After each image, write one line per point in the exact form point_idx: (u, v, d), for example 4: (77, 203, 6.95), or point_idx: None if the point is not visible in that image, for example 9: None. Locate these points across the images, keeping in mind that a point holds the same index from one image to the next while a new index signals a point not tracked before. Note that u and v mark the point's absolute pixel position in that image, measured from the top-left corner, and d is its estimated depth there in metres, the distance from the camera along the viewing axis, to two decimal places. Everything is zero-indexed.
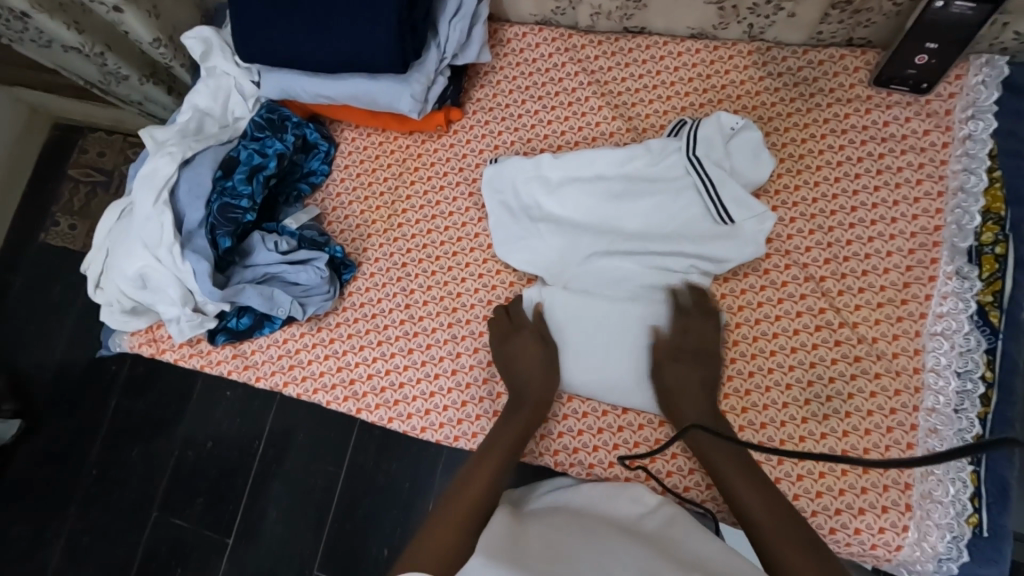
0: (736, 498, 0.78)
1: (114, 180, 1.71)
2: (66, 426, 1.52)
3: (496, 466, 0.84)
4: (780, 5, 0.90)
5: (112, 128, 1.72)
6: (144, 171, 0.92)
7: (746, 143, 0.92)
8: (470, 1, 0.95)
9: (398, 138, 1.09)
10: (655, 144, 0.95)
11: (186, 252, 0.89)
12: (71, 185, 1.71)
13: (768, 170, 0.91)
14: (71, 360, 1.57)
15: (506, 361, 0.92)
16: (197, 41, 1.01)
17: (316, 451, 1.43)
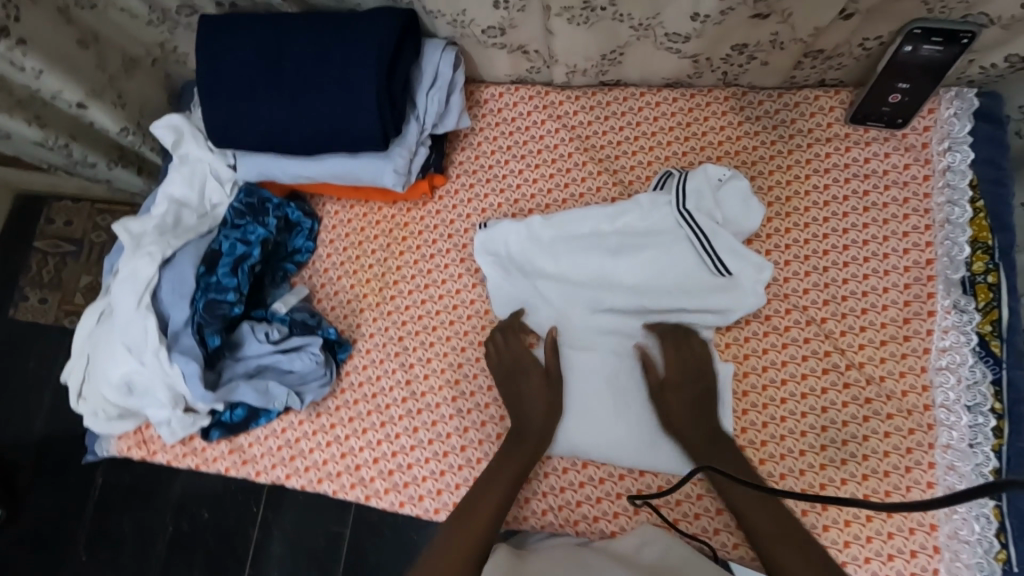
0: (768, 540, 0.78)
1: (84, 248, 1.63)
2: (47, 517, 1.43)
3: (498, 505, 0.83)
4: (753, 56, 0.90)
5: (77, 195, 1.64)
6: (123, 274, 0.89)
7: (735, 192, 0.92)
8: (445, 71, 0.94)
9: (381, 208, 1.07)
10: (643, 200, 0.94)
11: (174, 354, 0.86)
12: (38, 257, 1.63)
13: (759, 217, 0.92)
14: (47, 448, 1.48)
15: (513, 398, 0.91)
16: (167, 130, 0.98)
17: (318, 506, 1.38)
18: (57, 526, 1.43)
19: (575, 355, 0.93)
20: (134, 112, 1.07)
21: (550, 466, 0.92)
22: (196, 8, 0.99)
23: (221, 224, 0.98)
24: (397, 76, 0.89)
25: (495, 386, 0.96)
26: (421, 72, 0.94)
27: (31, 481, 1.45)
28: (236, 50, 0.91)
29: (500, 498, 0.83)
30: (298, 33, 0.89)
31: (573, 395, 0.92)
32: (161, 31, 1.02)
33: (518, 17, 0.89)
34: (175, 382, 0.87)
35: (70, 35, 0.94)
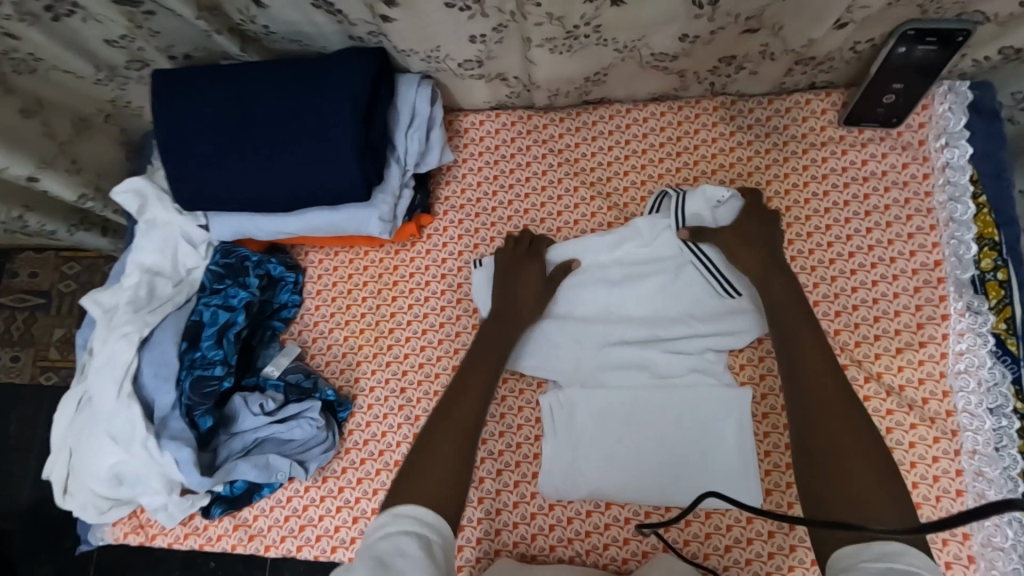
0: (796, 376, 0.72)
1: (54, 300, 1.49)
2: None
3: (486, 386, 0.80)
4: (741, 65, 0.88)
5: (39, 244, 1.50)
6: (100, 360, 0.84)
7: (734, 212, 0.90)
8: (423, 108, 0.89)
9: (368, 253, 1.02)
10: (642, 225, 0.92)
11: (164, 442, 0.80)
12: (6, 315, 1.50)
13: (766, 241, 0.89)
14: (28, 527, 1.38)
15: (505, 282, 0.90)
16: (130, 194, 0.92)
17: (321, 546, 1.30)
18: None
19: (590, 397, 0.89)
20: (90, 176, 1.00)
21: (573, 509, 0.88)
22: (146, 62, 0.92)
23: (199, 289, 0.92)
24: (374, 121, 0.84)
25: (507, 431, 0.92)
26: (398, 113, 0.89)
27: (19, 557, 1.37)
28: (198, 107, 0.84)
29: (486, 377, 0.81)
30: (264, 84, 0.84)
31: (589, 436, 0.88)
32: (111, 88, 0.95)
33: (496, 49, 0.85)
34: (169, 470, 0.81)
35: (11, 104, 0.88)
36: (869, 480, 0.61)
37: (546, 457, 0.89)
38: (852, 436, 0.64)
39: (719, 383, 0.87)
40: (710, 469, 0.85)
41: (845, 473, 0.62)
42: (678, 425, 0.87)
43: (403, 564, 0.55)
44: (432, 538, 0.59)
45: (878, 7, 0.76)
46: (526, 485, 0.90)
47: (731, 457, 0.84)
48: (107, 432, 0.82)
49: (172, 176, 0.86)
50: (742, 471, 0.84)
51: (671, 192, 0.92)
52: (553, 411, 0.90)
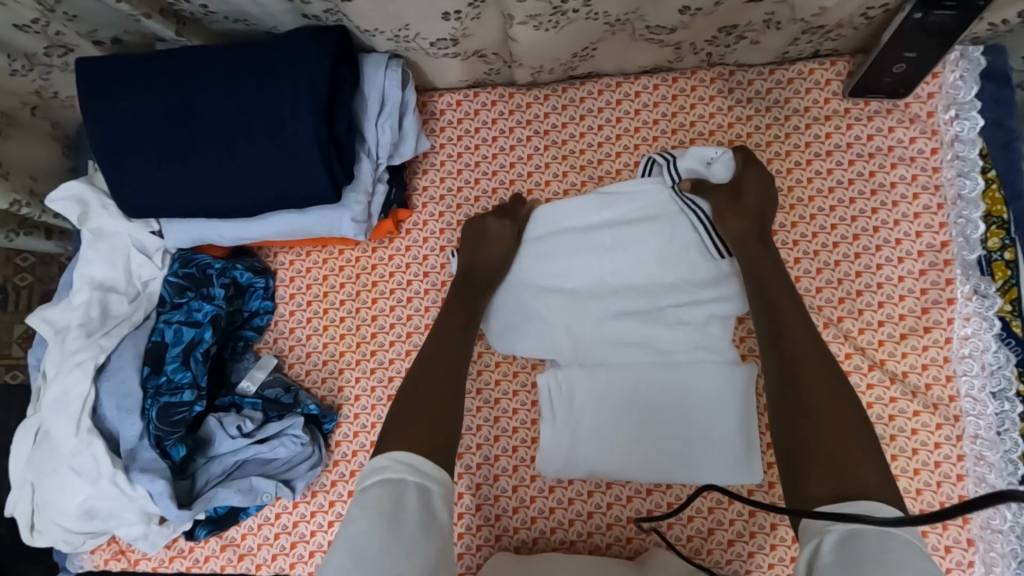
0: (778, 344, 0.70)
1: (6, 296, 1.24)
2: None
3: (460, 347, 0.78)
4: (742, 35, 0.81)
5: None
6: (52, 396, 0.77)
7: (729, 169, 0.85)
8: (393, 93, 0.80)
9: (343, 251, 0.94)
10: (636, 187, 0.85)
11: (133, 476, 0.75)
12: None
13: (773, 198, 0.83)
14: None
15: (472, 239, 0.87)
16: (68, 202, 0.82)
17: None
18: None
19: (591, 376, 0.82)
20: (22, 179, 0.89)
21: (574, 511, 0.86)
22: (70, 47, 0.80)
23: (159, 303, 0.84)
24: (339, 113, 0.76)
25: (502, 435, 0.88)
26: (366, 99, 0.80)
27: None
28: (133, 100, 0.74)
29: (459, 337, 0.79)
30: (206, 72, 0.73)
31: (591, 416, 0.82)
32: (32, 79, 0.83)
33: (473, 26, 0.76)
34: (144, 503, 0.76)
35: None
36: (854, 448, 0.59)
37: (545, 442, 0.84)
38: (833, 401, 0.63)
39: (725, 360, 0.81)
40: (715, 449, 0.79)
41: (827, 440, 0.60)
42: (686, 399, 0.80)
43: (407, 514, 0.56)
44: (431, 487, 0.60)
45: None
46: (525, 489, 0.87)
47: (736, 436, 0.79)
48: (70, 468, 0.76)
49: (113, 184, 0.76)
50: (750, 439, 0.80)
51: (659, 158, 0.85)
52: (551, 392, 0.84)
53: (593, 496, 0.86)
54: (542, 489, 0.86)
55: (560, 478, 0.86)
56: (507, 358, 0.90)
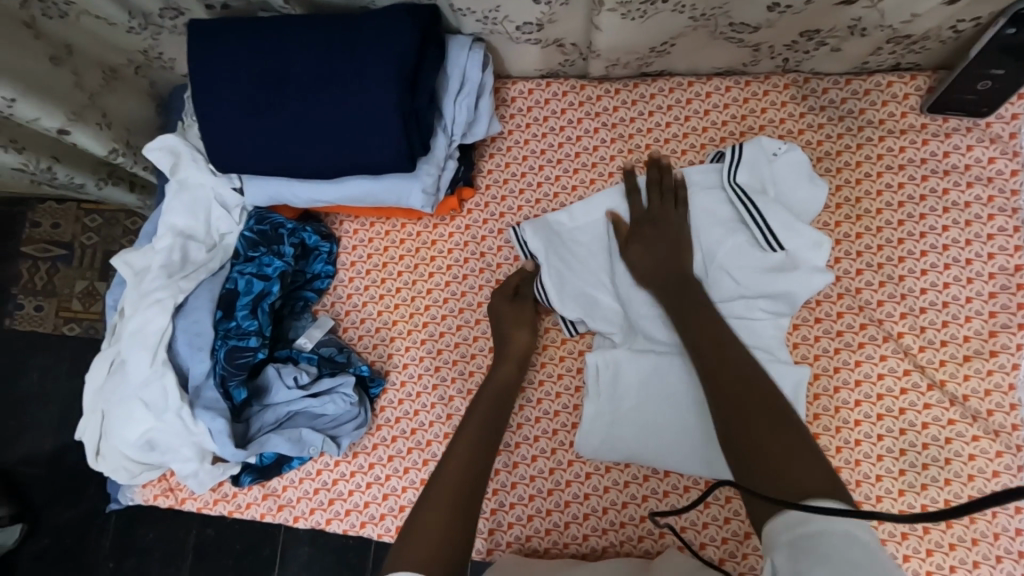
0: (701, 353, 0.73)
1: (75, 252, 1.49)
2: (64, 528, 1.39)
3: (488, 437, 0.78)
4: (824, 41, 0.81)
5: (62, 195, 1.49)
6: (132, 328, 0.82)
7: (792, 166, 0.83)
8: (474, 74, 0.84)
9: (406, 225, 0.97)
10: (693, 174, 0.87)
11: (198, 411, 0.79)
12: (29, 264, 1.50)
13: (824, 192, 0.83)
14: (52, 464, 1.41)
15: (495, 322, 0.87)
16: (162, 153, 0.88)
17: (326, 560, 1.31)
18: (79, 535, 1.38)
19: (636, 360, 0.84)
20: (121, 131, 0.96)
21: (609, 499, 0.86)
22: (181, 11, 0.87)
23: (233, 255, 0.89)
24: (420, 86, 0.79)
25: (543, 417, 0.89)
26: (447, 78, 0.83)
27: (46, 494, 1.40)
28: (232, 60, 0.79)
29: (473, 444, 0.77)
30: (300, 39, 0.78)
31: (632, 402, 0.84)
32: (144, 38, 0.91)
33: (560, 12, 0.79)
34: (202, 439, 0.80)
35: (40, 50, 0.82)
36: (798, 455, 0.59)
37: (586, 419, 0.85)
38: (772, 412, 0.64)
39: (776, 359, 0.80)
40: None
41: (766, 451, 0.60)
42: None
43: None
44: None
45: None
46: (561, 472, 0.87)
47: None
48: (139, 398, 0.80)
49: (206, 135, 0.81)
50: None
51: (726, 150, 0.86)
52: (598, 371, 0.85)
53: (629, 487, 0.85)
54: (579, 475, 0.87)
55: (597, 466, 0.87)
56: (555, 341, 0.91)
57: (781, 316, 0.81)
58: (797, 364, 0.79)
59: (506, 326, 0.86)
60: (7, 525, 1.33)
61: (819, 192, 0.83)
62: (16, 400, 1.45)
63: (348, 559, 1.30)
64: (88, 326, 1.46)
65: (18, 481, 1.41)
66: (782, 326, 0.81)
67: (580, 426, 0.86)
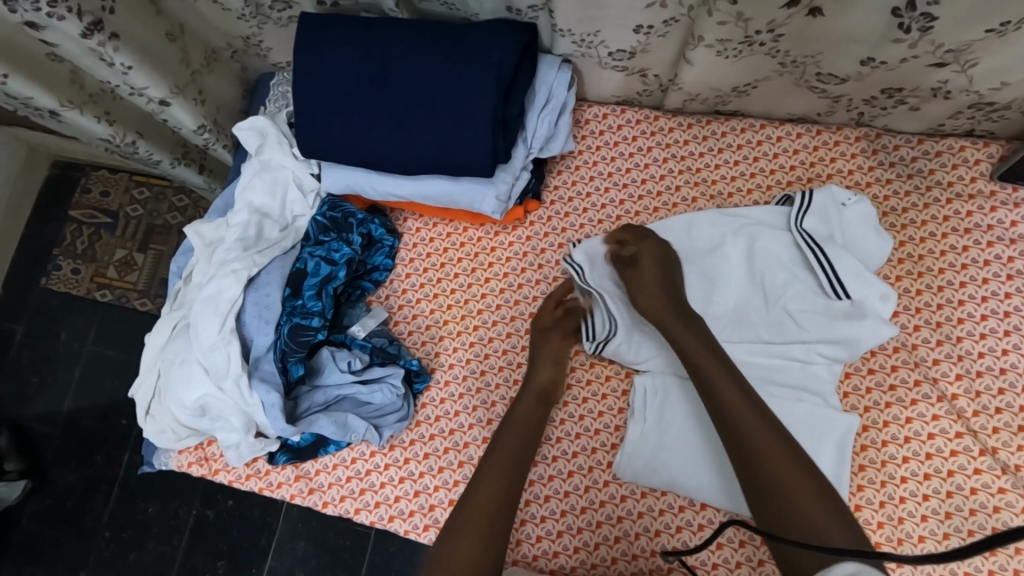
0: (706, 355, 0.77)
1: (120, 221, 1.54)
2: (72, 489, 1.40)
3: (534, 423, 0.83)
4: (903, 100, 0.84)
5: (118, 165, 1.55)
6: (205, 294, 0.85)
7: (861, 217, 0.85)
8: (559, 93, 0.87)
9: (467, 229, 0.99)
10: (758, 213, 0.89)
11: (254, 383, 0.82)
12: (75, 227, 1.55)
13: (888, 248, 0.84)
14: (71, 424, 1.43)
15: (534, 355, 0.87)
16: (251, 132, 0.92)
17: (321, 557, 1.29)
18: (81, 500, 1.39)
19: (686, 388, 0.86)
20: (210, 110, 1.00)
21: (641, 525, 0.85)
22: (291, 4, 0.92)
23: (304, 238, 0.92)
24: (513, 96, 0.83)
25: (583, 434, 0.89)
26: (535, 93, 0.87)
27: (59, 451, 1.42)
28: (338, 54, 0.83)
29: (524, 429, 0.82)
30: (404, 41, 0.82)
31: (678, 429, 0.85)
32: (250, 25, 0.96)
33: (655, 42, 0.83)
34: (254, 412, 0.83)
35: (160, 26, 0.88)
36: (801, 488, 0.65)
37: (630, 440, 0.85)
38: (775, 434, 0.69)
39: (826, 405, 0.81)
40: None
41: (775, 474, 0.66)
42: None
43: None
44: None
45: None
46: (596, 491, 0.87)
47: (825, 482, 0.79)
48: (201, 363, 0.83)
49: (302, 118, 0.85)
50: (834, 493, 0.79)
51: (795, 194, 0.88)
52: (645, 395, 0.87)
53: (663, 516, 0.84)
54: (613, 496, 0.86)
55: (633, 490, 0.86)
56: (602, 360, 0.91)
57: (839, 362, 0.82)
58: (845, 412, 0.80)
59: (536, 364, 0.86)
60: (14, 479, 1.34)
61: (884, 244, 0.84)
62: (42, 355, 1.48)
63: (343, 559, 1.28)
64: (120, 295, 1.49)
65: (34, 436, 1.43)
66: (837, 371, 0.82)
67: (619, 446, 0.87)
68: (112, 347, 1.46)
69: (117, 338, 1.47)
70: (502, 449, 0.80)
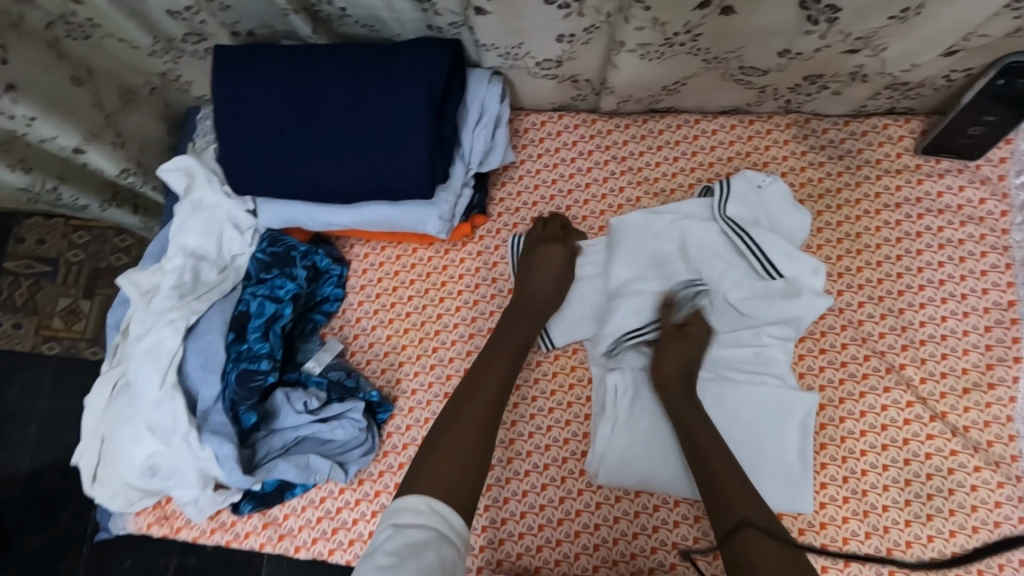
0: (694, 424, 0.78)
1: (60, 268, 1.45)
2: (35, 557, 1.31)
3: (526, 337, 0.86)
4: (825, 86, 0.86)
5: (50, 210, 1.46)
6: (143, 348, 0.81)
7: (776, 196, 0.87)
8: (491, 107, 0.87)
9: (417, 250, 0.97)
10: (685, 207, 0.90)
11: (205, 436, 0.78)
12: (9, 280, 1.46)
13: (807, 220, 0.87)
14: (26, 489, 1.34)
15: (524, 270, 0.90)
16: (178, 173, 0.88)
17: None
18: (46, 565, 1.31)
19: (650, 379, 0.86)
20: (133, 152, 0.95)
21: (619, 529, 0.84)
22: (205, 36, 0.88)
23: (245, 277, 0.89)
24: (444, 114, 0.82)
25: (553, 445, 0.88)
26: (466, 109, 0.86)
27: (16, 518, 1.33)
28: (262, 82, 0.80)
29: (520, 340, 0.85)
30: (326, 68, 0.79)
31: (649, 424, 0.85)
32: (165, 61, 0.91)
33: (580, 50, 0.83)
34: (208, 465, 0.79)
35: (62, 69, 0.83)
36: (771, 553, 0.63)
37: (602, 439, 0.85)
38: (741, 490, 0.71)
39: (783, 384, 0.83)
40: (765, 468, 0.81)
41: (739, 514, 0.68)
42: (743, 423, 0.83)
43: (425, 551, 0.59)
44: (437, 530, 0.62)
45: (997, 36, 0.75)
46: (571, 501, 0.86)
47: (790, 460, 0.81)
48: (146, 421, 0.79)
49: (230, 154, 0.82)
50: (799, 476, 0.80)
51: (714, 184, 0.90)
52: (617, 392, 0.86)
53: (639, 517, 0.84)
54: (589, 504, 0.86)
55: (607, 495, 0.86)
56: (564, 369, 0.91)
57: (788, 340, 0.84)
58: (805, 390, 0.82)
59: (532, 273, 0.89)
60: None
61: (802, 218, 0.87)
62: None
63: None
64: (69, 345, 1.41)
65: None
66: (790, 349, 0.84)
67: (589, 450, 0.86)
68: (63, 403, 1.38)
69: (67, 392, 1.39)
70: (495, 370, 0.80)
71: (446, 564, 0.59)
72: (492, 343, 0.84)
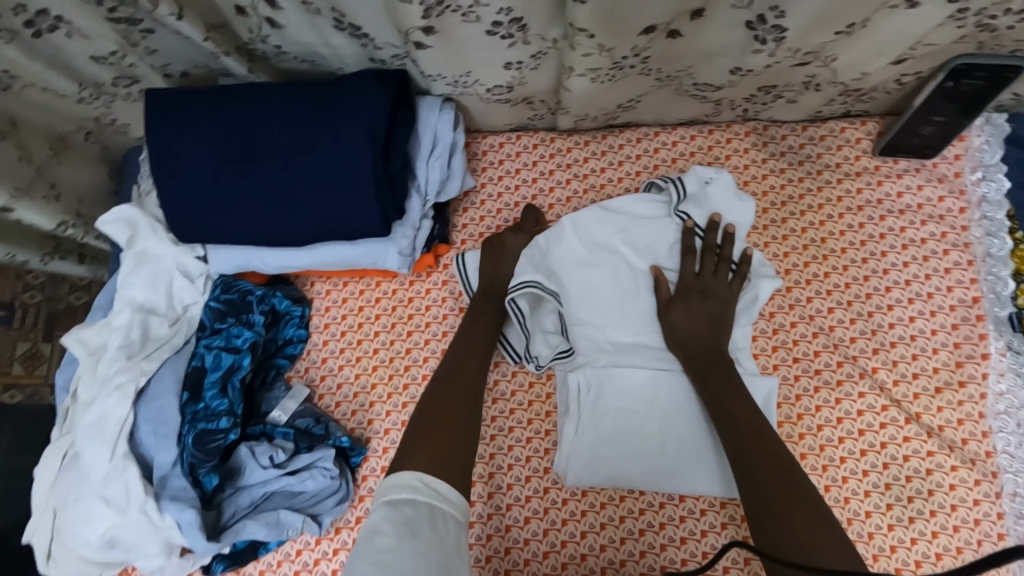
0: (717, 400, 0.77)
1: (15, 313, 1.34)
2: None
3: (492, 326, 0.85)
4: (780, 95, 0.86)
5: None
6: (90, 418, 0.77)
7: (723, 190, 0.87)
8: (444, 134, 0.84)
9: (380, 283, 0.94)
10: (640, 206, 0.88)
11: (164, 504, 0.74)
12: None
13: (750, 213, 0.86)
14: None
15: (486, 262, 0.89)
16: (119, 225, 0.83)
17: None
18: None
19: (620, 389, 0.83)
20: (71, 203, 0.91)
21: (606, 558, 0.82)
22: (137, 79, 0.84)
23: (199, 328, 0.84)
24: (393, 151, 0.79)
25: (533, 476, 0.85)
26: (418, 140, 0.84)
27: None
28: (202, 129, 0.76)
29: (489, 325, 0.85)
30: (266, 112, 0.76)
31: (618, 423, 0.82)
32: (97, 107, 0.87)
33: (530, 75, 0.81)
34: (171, 534, 0.75)
35: None
36: (810, 525, 0.63)
37: (566, 441, 0.82)
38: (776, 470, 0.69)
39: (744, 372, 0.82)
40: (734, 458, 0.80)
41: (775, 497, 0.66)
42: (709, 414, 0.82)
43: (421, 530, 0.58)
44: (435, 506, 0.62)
45: (943, 44, 0.75)
46: (556, 532, 0.83)
47: None
48: (99, 493, 0.75)
49: (172, 207, 0.78)
50: None
51: (659, 180, 0.89)
52: (579, 392, 0.83)
53: (626, 543, 0.82)
54: (574, 534, 0.83)
55: (592, 523, 0.83)
56: (540, 397, 0.88)
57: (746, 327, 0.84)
58: (765, 375, 0.81)
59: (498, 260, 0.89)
60: None
61: (748, 207, 0.86)
62: None
63: None
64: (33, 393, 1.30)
65: None
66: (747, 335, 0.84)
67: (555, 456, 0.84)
68: None
69: None
70: (465, 364, 0.80)
71: (442, 539, 0.59)
72: (460, 336, 0.84)
